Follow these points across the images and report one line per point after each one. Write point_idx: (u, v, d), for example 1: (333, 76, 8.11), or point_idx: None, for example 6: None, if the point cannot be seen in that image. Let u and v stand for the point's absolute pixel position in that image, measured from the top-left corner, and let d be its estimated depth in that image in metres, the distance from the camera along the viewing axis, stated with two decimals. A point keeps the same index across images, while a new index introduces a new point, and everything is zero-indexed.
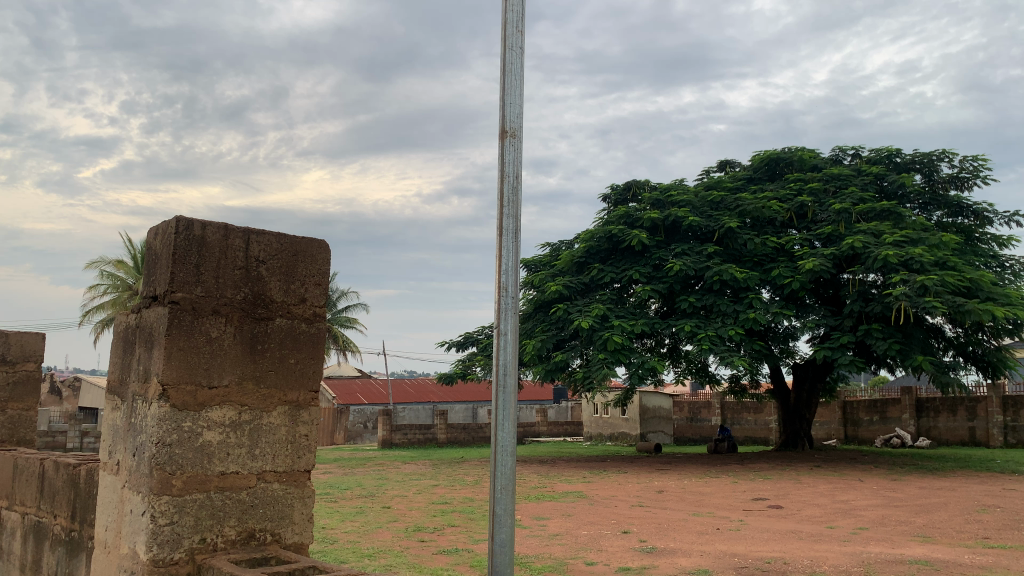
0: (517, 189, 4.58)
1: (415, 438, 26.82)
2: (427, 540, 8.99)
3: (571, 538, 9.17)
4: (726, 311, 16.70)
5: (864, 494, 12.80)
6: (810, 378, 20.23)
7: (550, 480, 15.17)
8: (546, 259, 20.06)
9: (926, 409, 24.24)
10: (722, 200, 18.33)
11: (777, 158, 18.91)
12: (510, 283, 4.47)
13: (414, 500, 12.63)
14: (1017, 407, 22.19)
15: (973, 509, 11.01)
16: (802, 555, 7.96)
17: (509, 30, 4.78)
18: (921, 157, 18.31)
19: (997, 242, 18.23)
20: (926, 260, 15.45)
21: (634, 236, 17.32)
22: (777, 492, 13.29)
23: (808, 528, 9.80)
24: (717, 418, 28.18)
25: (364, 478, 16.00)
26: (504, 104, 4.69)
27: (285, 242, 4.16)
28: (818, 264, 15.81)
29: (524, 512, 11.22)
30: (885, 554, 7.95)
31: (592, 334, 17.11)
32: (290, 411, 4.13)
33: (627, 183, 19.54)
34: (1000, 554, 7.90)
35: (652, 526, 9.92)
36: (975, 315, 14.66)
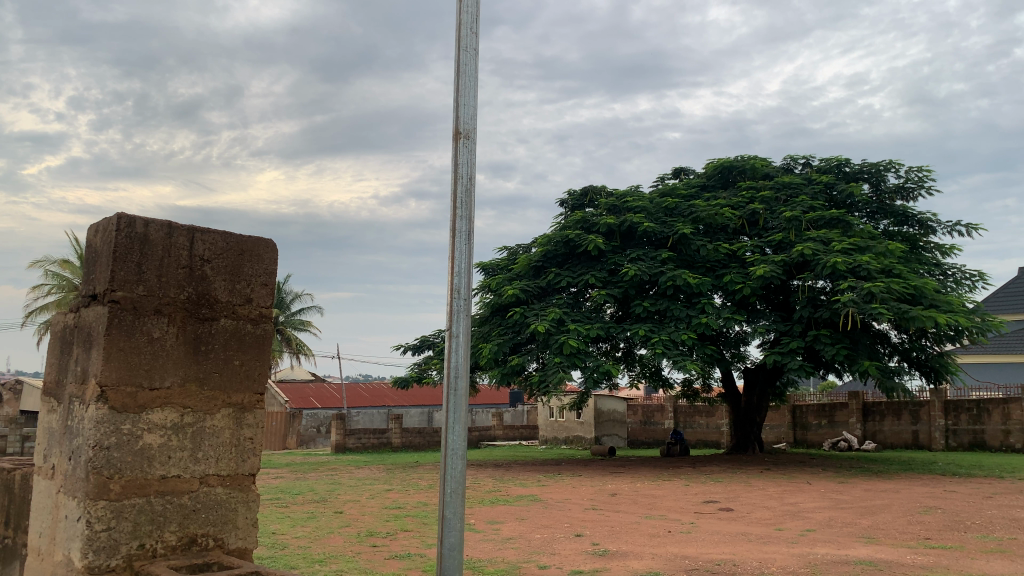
0: (471, 191, 4.59)
1: (369, 443, 26.53)
2: (380, 545, 8.90)
3: (525, 542, 9.17)
4: (680, 316, 16.89)
5: (812, 497, 13.04)
6: (760, 383, 20.55)
7: (504, 484, 15.15)
8: (503, 263, 20.05)
9: (872, 413, 24.81)
10: (677, 207, 18.56)
11: (729, 166, 19.24)
12: (462, 285, 4.48)
13: (367, 505, 12.49)
14: (957, 411, 22.99)
15: (916, 511, 11.31)
16: (752, 557, 8.08)
17: (464, 31, 4.79)
18: (869, 167, 18.77)
19: (940, 250, 18.74)
20: (872, 267, 15.82)
21: (591, 241, 17.44)
22: (728, 495, 13.48)
23: (757, 530, 9.96)
24: (670, 422, 28.43)
25: (316, 483, 15.76)
26: (458, 105, 4.69)
27: (231, 241, 4.09)
28: (769, 271, 16.11)
29: (478, 516, 11.17)
30: (831, 555, 8.12)
31: (548, 338, 17.15)
32: (234, 413, 4.06)
33: (584, 189, 19.69)
34: (941, 554, 8.12)
35: (605, 529, 9.99)
36: (919, 321, 15.07)
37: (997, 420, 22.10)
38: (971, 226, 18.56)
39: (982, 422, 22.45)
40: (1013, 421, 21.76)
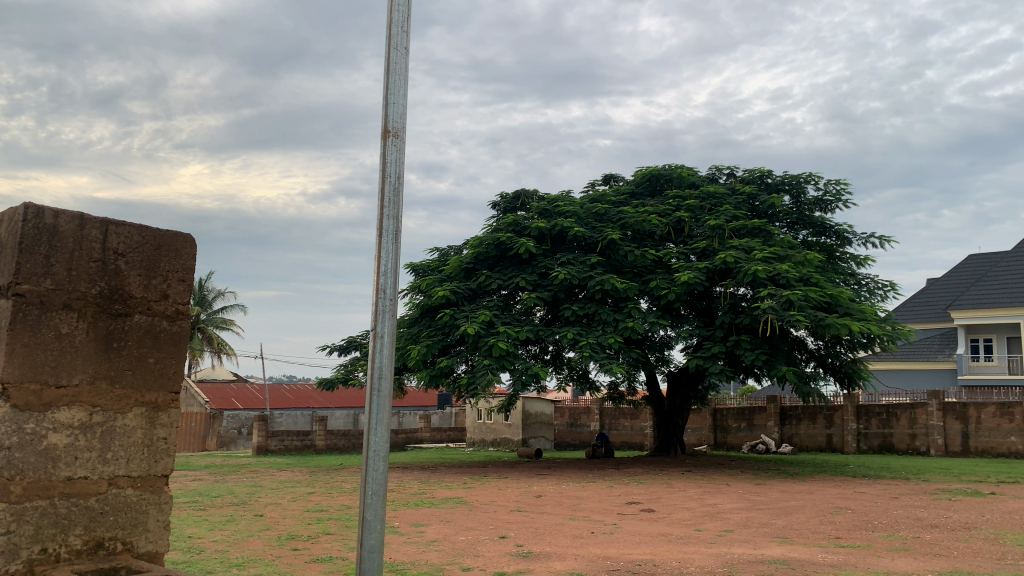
0: (398, 190, 4.56)
1: (292, 445, 26.05)
2: (301, 548, 8.74)
3: (449, 544, 9.14)
4: (607, 319, 17.13)
5: (731, 498, 13.40)
6: (683, 386, 21.01)
7: (429, 486, 15.07)
8: (434, 264, 19.95)
9: (789, 417, 25.64)
10: (606, 212, 18.81)
11: (657, 174, 19.64)
12: (388, 285, 4.46)
13: (287, 508, 12.25)
14: (868, 416, 23.98)
15: (828, 511, 11.73)
16: (670, 557, 8.25)
17: (395, 29, 4.76)
18: (789, 179, 19.40)
19: (855, 261, 19.52)
20: (791, 276, 16.36)
21: (521, 244, 17.53)
22: (649, 496, 13.73)
23: (677, 530, 10.19)
24: (596, 424, 28.83)
25: (236, 486, 15.36)
26: (387, 103, 4.67)
27: (147, 235, 3.96)
28: (694, 277, 16.51)
29: (402, 519, 11.07)
30: (747, 554, 8.37)
31: (477, 339, 17.12)
32: (148, 412, 3.93)
33: (516, 192, 19.78)
34: (850, 553, 8.47)
35: (529, 531, 10.03)
36: (834, 328, 15.68)
37: (904, 425, 23.22)
38: (884, 239, 19.40)
39: (891, 426, 23.47)
40: (918, 425, 22.92)
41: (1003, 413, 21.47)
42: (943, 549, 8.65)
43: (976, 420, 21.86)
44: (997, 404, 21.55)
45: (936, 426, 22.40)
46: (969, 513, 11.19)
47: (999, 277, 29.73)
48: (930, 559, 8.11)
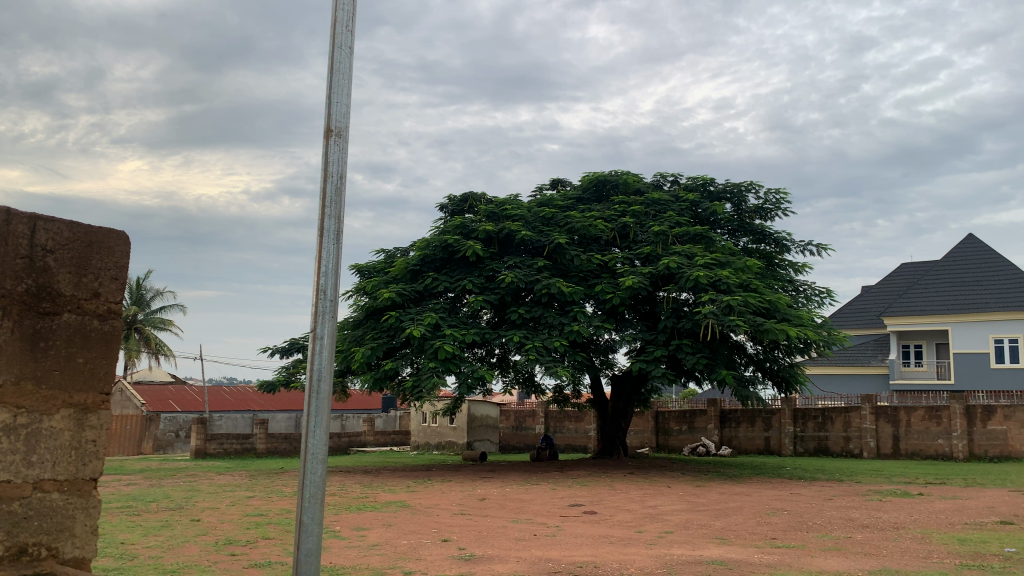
0: (341, 189, 4.53)
1: (231, 448, 25.55)
2: (239, 553, 8.57)
3: (390, 548, 9.06)
4: (553, 323, 17.23)
5: (671, 500, 13.60)
6: (627, 389, 21.26)
7: (372, 490, 14.93)
8: (380, 266, 19.78)
9: (728, 419, 26.14)
10: (554, 217, 18.91)
11: (604, 180, 19.85)
12: (329, 285, 4.42)
13: (226, 512, 11.99)
14: (805, 419, 24.62)
15: (765, 512, 12.00)
16: (612, 558, 8.34)
17: (339, 28, 4.73)
18: (731, 188, 19.82)
19: (793, 268, 20.04)
20: (732, 281, 16.70)
21: (469, 247, 17.52)
22: (592, 498, 13.84)
23: (619, 532, 10.29)
24: (541, 427, 29.17)
25: (172, 490, 14.96)
26: (330, 102, 4.63)
27: (79, 231, 3.85)
28: (638, 282, 16.74)
29: (343, 523, 10.94)
30: (686, 556, 8.50)
31: (422, 342, 17.04)
32: (76, 414, 3.81)
33: (464, 195, 19.78)
34: (785, 553, 8.67)
35: (472, 534, 10.01)
36: (772, 333, 16.08)
37: (839, 428, 23.90)
38: (820, 247, 20.00)
39: (826, 429, 24.14)
40: (852, 428, 23.64)
41: (931, 417, 22.26)
42: (873, 548, 8.94)
43: (906, 423, 22.61)
44: (926, 407, 22.32)
45: (869, 429, 23.15)
46: (898, 514, 11.58)
47: (928, 285, 30.83)
48: (861, 558, 8.36)
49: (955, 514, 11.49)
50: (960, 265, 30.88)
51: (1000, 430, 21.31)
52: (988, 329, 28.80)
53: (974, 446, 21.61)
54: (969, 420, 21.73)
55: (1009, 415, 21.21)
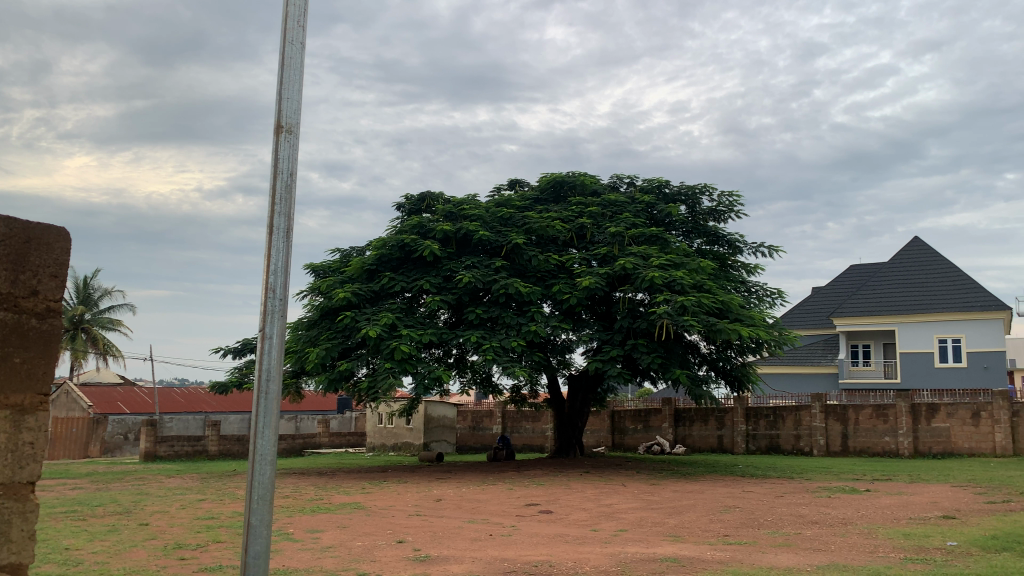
0: (291, 186, 4.48)
1: (183, 450, 25.08)
2: (188, 557, 8.41)
3: (345, 550, 8.98)
4: (510, 323, 17.24)
5: (626, 498, 13.72)
6: (583, 389, 21.39)
7: (326, 492, 14.78)
8: (335, 266, 19.58)
9: (683, 418, 26.45)
10: (511, 217, 18.92)
11: (561, 181, 19.94)
12: (278, 284, 4.37)
13: (176, 516, 11.76)
14: (757, 417, 25.05)
15: (717, 510, 12.17)
16: (567, 557, 8.39)
17: (290, 24, 4.67)
18: (686, 190, 20.08)
19: (746, 269, 20.37)
20: (686, 282, 16.91)
21: (426, 247, 17.45)
22: (548, 498, 13.89)
23: (574, 531, 10.35)
24: (498, 427, 29.20)
25: (120, 494, 14.61)
26: (281, 98, 4.57)
27: (16, 227, 3.74)
28: (594, 282, 16.86)
29: (296, 525, 10.80)
30: (640, 554, 8.58)
31: (379, 342, 16.92)
32: (13, 416, 3.70)
33: (421, 195, 19.71)
34: (736, 550, 8.81)
35: (427, 535, 9.97)
36: (725, 333, 16.33)
37: (790, 426, 24.36)
38: (772, 248, 20.36)
39: (777, 428, 24.59)
40: (802, 426, 24.11)
41: (878, 415, 22.79)
42: (822, 544, 9.13)
43: (855, 421, 23.14)
44: (873, 406, 22.86)
45: (818, 427, 23.64)
46: (846, 510, 11.85)
47: (876, 287, 31.60)
48: (810, 554, 8.52)
49: (899, 509, 11.79)
50: (907, 267, 31.73)
51: (943, 427, 21.91)
52: (933, 329, 29.63)
53: (919, 443, 22.20)
54: (914, 418, 22.30)
55: (951, 413, 21.81)
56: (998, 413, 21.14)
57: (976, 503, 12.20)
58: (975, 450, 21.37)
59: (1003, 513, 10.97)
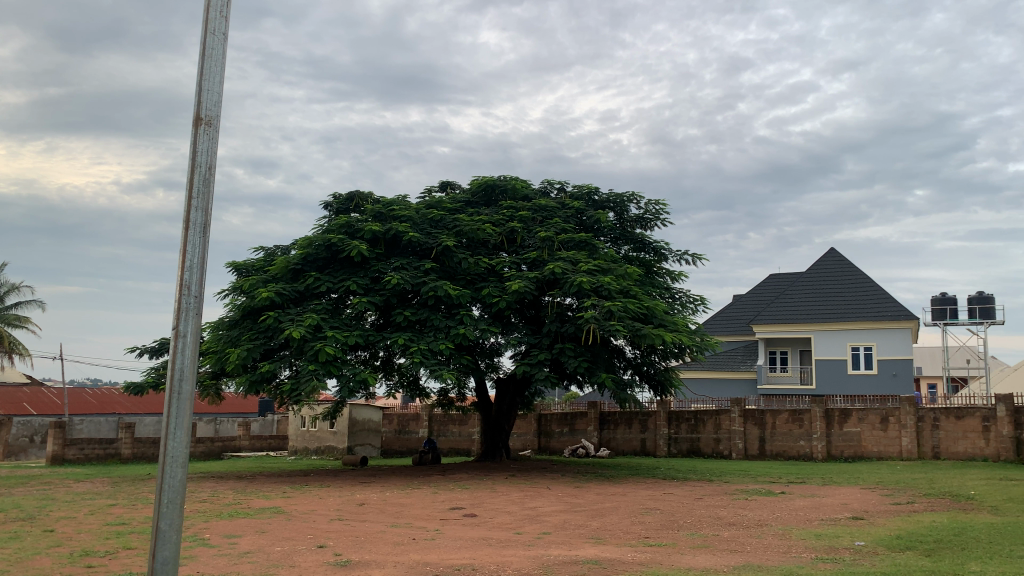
0: (209, 181, 4.35)
1: (93, 454, 24.09)
2: (96, 565, 8.06)
3: (263, 555, 8.77)
4: (439, 325, 17.14)
5: (550, 501, 13.80)
6: (510, 393, 21.46)
7: (245, 496, 14.40)
8: (259, 264, 19.14)
9: (607, 421, 26.84)
10: (441, 219, 18.83)
11: (493, 184, 19.97)
12: (193, 281, 4.24)
13: (84, 522, 11.26)
14: (679, 421, 25.56)
15: (639, 512, 12.36)
16: (490, 561, 8.38)
17: (212, 14, 4.55)
18: (615, 197, 20.38)
19: (670, 276, 20.79)
20: (613, 288, 17.17)
21: (354, 247, 17.22)
22: (472, 501, 13.87)
23: (497, 534, 10.35)
24: (424, 431, 29.03)
25: (22, 500, 13.92)
26: (201, 89, 4.45)
27: None
28: (523, 286, 16.94)
29: (212, 530, 10.48)
30: (562, 555, 8.65)
31: (303, 344, 16.60)
32: None
33: (350, 194, 19.45)
34: (656, 551, 8.98)
35: (348, 540, 9.82)
36: (650, 338, 16.65)
37: (710, 429, 24.97)
38: (696, 256, 20.84)
39: (698, 431, 25.16)
40: (722, 430, 24.75)
41: (794, 419, 23.62)
42: (738, 545, 9.38)
43: (772, 426, 23.93)
44: (789, 411, 23.68)
45: (737, 431, 24.31)
46: (762, 511, 12.21)
47: (795, 295, 32.68)
48: (727, 555, 8.74)
49: (812, 511, 12.22)
50: (824, 277, 32.95)
51: (855, 431, 22.83)
52: (846, 337, 30.82)
53: (832, 447, 23.05)
54: (827, 422, 23.17)
55: (862, 418, 22.77)
56: (905, 418, 22.11)
57: (883, 505, 12.73)
58: (883, 454, 22.30)
59: (907, 513, 11.48)
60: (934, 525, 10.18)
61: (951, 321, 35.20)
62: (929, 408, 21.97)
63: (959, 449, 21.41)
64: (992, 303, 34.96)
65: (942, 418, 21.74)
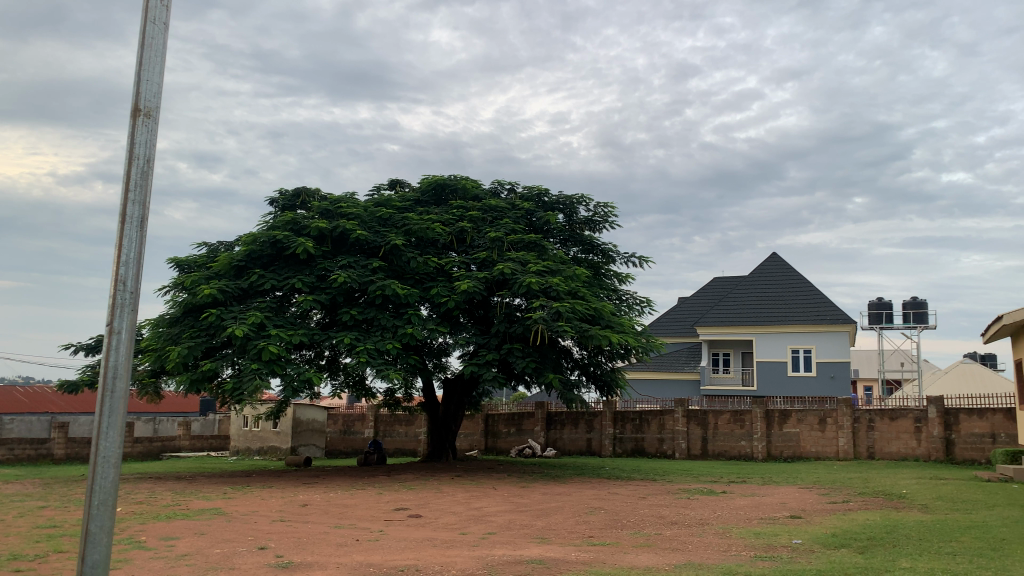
0: (147, 173, 4.25)
1: (24, 454, 23.33)
2: (24, 569, 7.80)
3: (201, 558, 8.57)
4: (386, 325, 17.01)
5: (496, 501, 13.80)
6: (458, 394, 21.40)
7: (184, 498, 14.07)
8: (202, 261, 18.74)
9: (554, 422, 26.99)
10: (390, 218, 18.68)
11: (442, 184, 19.91)
12: (129, 276, 4.14)
13: (12, 525, 10.84)
14: (624, 421, 25.84)
15: (584, 511, 12.46)
16: (434, 561, 8.34)
17: (153, 2, 4.45)
18: (564, 199, 20.50)
19: (618, 278, 21.01)
20: (562, 289, 17.28)
21: (300, 244, 16.98)
22: (418, 502, 13.79)
23: (442, 535, 10.31)
24: (370, 431, 28.80)
25: None
26: (140, 80, 4.34)
27: None
28: (472, 286, 16.93)
29: (148, 532, 10.21)
30: (507, 556, 8.65)
31: (246, 342, 16.30)
32: None
33: (296, 190, 19.18)
34: (600, 550, 9.06)
35: (290, 541, 9.66)
36: (597, 339, 16.81)
37: (654, 429, 25.29)
38: (643, 259, 21.12)
39: (643, 431, 25.47)
40: (665, 430, 25.10)
41: (736, 420, 24.10)
42: (680, 543, 9.52)
43: (714, 426, 24.37)
44: (731, 411, 24.15)
45: (680, 431, 24.68)
46: (703, 510, 12.41)
47: (738, 298, 33.34)
48: (669, 554, 8.87)
49: (751, 510, 12.47)
50: (767, 281, 33.68)
51: (794, 432, 23.40)
52: (787, 340, 31.53)
53: (772, 447, 23.57)
54: (767, 423, 23.70)
55: (801, 419, 23.35)
56: (842, 419, 22.72)
57: (820, 503, 13.07)
58: (821, 454, 22.90)
59: (843, 512, 11.79)
60: (867, 522, 10.49)
61: (886, 325, 36.34)
62: (865, 409, 22.62)
63: (893, 449, 22.12)
64: (925, 308, 36.18)
65: (876, 419, 22.41)
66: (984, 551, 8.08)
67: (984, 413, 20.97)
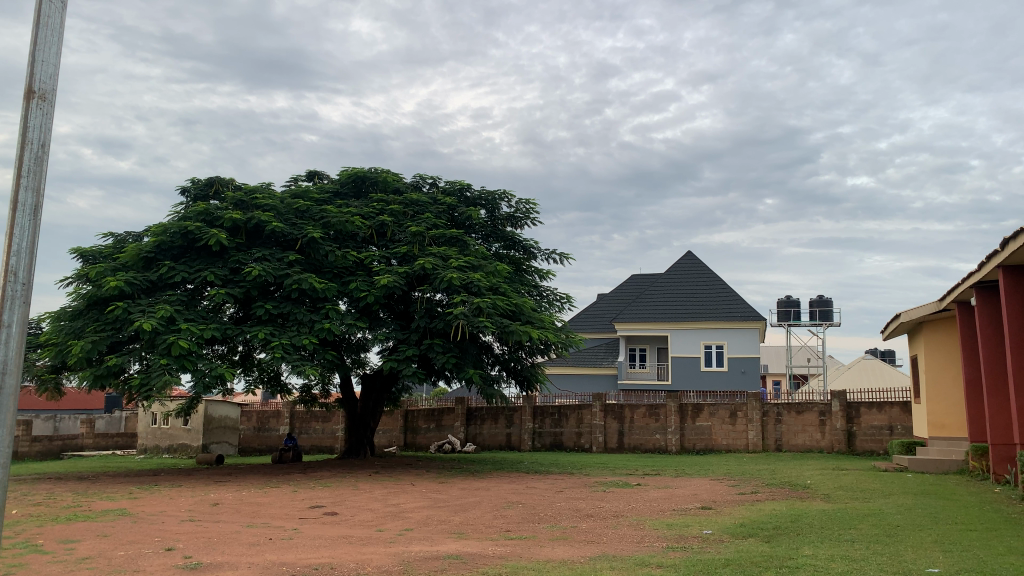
0: (41, 160, 4.05)
1: None
2: None
3: (103, 561, 8.23)
4: (302, 320, 16.68)
5: (413, 498, 13.71)
6: (376, 390, 21.18)
7: (85, 499, 13.48)
8: (107, 251, 17.91)
9: (474, 417, 27.00)
10: (307, 210, 18.27)
11: (362, 176, 19.62)
12: (21, 267, 3.93)
13: None
14: (543, 415, 26.13)
15: (501, 506, 12.51)
16: (348, 558, 8.26)
17: None
18: (485, 195, 20.54)
19: (539, 274, 21.16)
20: (483, 285, 17.28)
21: (213, 236, 16.44)
22: (333, 499, 13.58)
23: (358, 532, 10.17)
24: (285, 428, 28.29)
25: None
26: (34, 60, 4.13)
27: None
28: (392, 281, 16.76)
29: (47, 535, 9.74)
30: (423, 552, 8.60)
31: (154, 337, 15.71)
32: None
33: (209, 179, 18.55)
34: (516, 544, 9.13)
35: (199, 542, 9.35)
36: (516, 334, 16.93)
37: (572, 424, 25.65)
38: (564, 256, 21.34)
39: (561, 425, 25.79)
40: (583, 424, 25.49)
41: (651, 413, 24.70)
42: (595, 535, 9.69)
43: (630, 420, 24.90)
44: (647, 406, 24.75)
45: (598, 425, 25.11)
46: (618, 503, 12.64)
47: (655, 295, 34.14)
48: (584, 546, 9.00)
49: (665, 502, 12.79)
50: (683, 278, 34.53)
51: (706, 425, 24.07)
52: (700, 336, 32.40)
53: (685, 440, 24.17)
54: (681, 417, 24.32)
55: (713, 412, 24.05)
56: (751, 413, 23.57)
57: (730, 495, 13.49)
58: (731, 446, 23.64)
59: (751, 503, 12.20)
60: (774, 513, 10.89)
61: (794, 322, 37.76)
62: (773, 404, 23.51)
63: (799, 442, 23.02)
64: (830, 306, 37.74)
65: (784, 413, 23.30)
66: (880, 537, 8.53)
67: (883, 407, 22.02)
